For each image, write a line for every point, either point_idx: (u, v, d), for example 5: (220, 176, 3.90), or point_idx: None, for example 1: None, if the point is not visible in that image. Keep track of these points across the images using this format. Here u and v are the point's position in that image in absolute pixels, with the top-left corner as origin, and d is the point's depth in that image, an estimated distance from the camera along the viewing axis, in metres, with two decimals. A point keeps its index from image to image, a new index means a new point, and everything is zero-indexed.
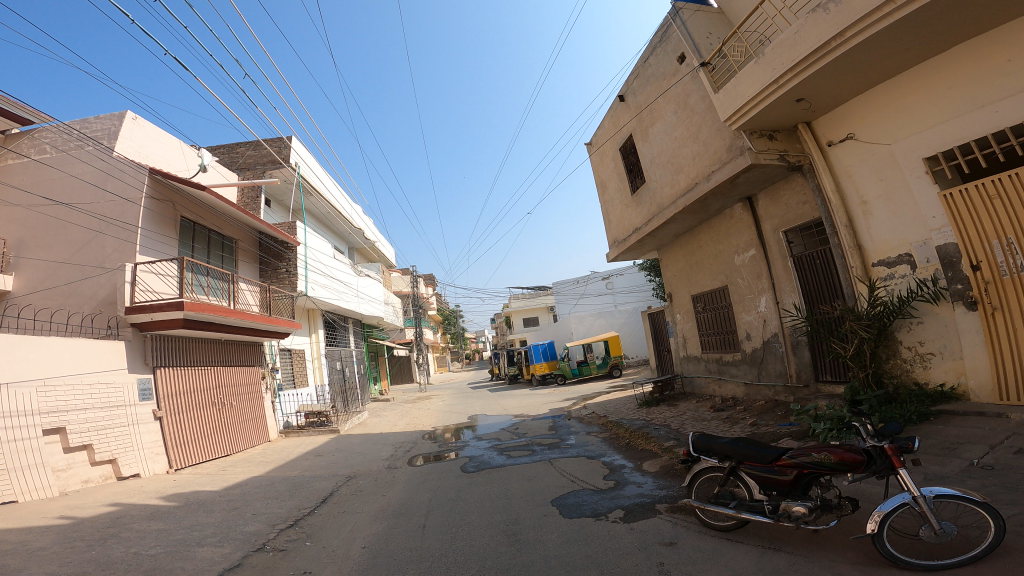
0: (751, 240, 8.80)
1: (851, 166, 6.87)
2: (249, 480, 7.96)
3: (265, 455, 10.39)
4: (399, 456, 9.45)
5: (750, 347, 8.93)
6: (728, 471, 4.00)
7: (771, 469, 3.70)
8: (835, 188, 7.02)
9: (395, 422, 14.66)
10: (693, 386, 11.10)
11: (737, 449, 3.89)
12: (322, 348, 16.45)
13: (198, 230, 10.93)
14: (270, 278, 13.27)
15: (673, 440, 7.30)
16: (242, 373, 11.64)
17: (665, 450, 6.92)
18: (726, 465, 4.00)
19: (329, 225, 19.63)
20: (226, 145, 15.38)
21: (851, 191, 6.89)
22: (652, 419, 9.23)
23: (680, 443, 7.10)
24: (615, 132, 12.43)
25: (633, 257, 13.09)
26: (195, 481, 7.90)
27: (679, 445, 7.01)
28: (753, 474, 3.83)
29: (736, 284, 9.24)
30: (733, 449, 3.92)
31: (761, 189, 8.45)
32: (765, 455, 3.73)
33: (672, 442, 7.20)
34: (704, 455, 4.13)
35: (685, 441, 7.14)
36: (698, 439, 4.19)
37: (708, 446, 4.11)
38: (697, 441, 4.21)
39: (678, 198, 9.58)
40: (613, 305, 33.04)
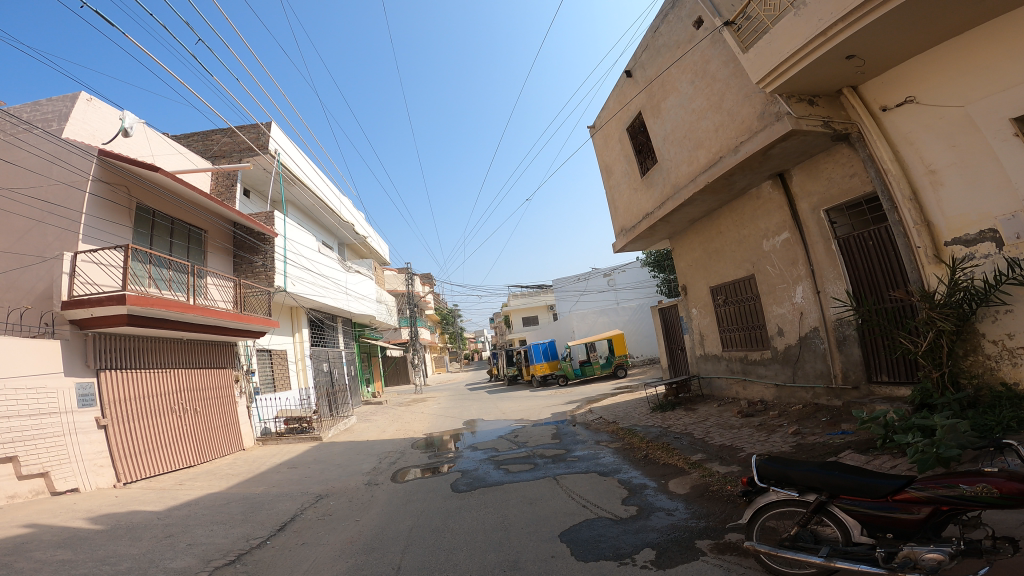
0: (782, 222, 7.70)
1: (911, 131, 5.77)
2: (202, 498, 6.85)
3: (234, 467, 9.26)
4: (382, 470, 8.32)
5: (783, 344, 7.84)
6: (813, 508, 2.93)
7: (887, 505, 2.69)
8: (894, 158, 5.93)
9: (384, 428, 13.50)
10: (711, 388, 9.99)
11: (830, 480, 2.84)
12: (307, 348, 15.23)
13: (159, 220, 9.84)
14: (244, 272, 12.11)
15: (702, 453, 6.18)
16: (209, 377, 10.48)
17: (694, 466, 5.81)
18: (812, 501, 2.93)
19: (316, 218, 18.53)
20: (201, 132, 14.29)
21: (913, 160, 5.79)
22: (670, 426, 8.12)
23: (710, 457, 5.97)
24: (620, 111, 11.32)
25: (642, 247, 11.99)
26: (139, 500, 6.78)
27: (710, 459, 5.89)
28: (856, 511, 2.81)
29: (765, 272, 8.14)
30: (822, 479, 2.89)
31: (796, 164, 7.35)
32: (879, 488, 2.70)
33: (702, 455, 6.08)
34: (780, 487, 3.06)
35: (717, 454, 6.02)
36: (763, 465, 3.14)
37: (784, 475, 3.04)
38: (767, 467, 3.13)
39: (697, 177, 8.49)
40: (615, 303, 31.89)
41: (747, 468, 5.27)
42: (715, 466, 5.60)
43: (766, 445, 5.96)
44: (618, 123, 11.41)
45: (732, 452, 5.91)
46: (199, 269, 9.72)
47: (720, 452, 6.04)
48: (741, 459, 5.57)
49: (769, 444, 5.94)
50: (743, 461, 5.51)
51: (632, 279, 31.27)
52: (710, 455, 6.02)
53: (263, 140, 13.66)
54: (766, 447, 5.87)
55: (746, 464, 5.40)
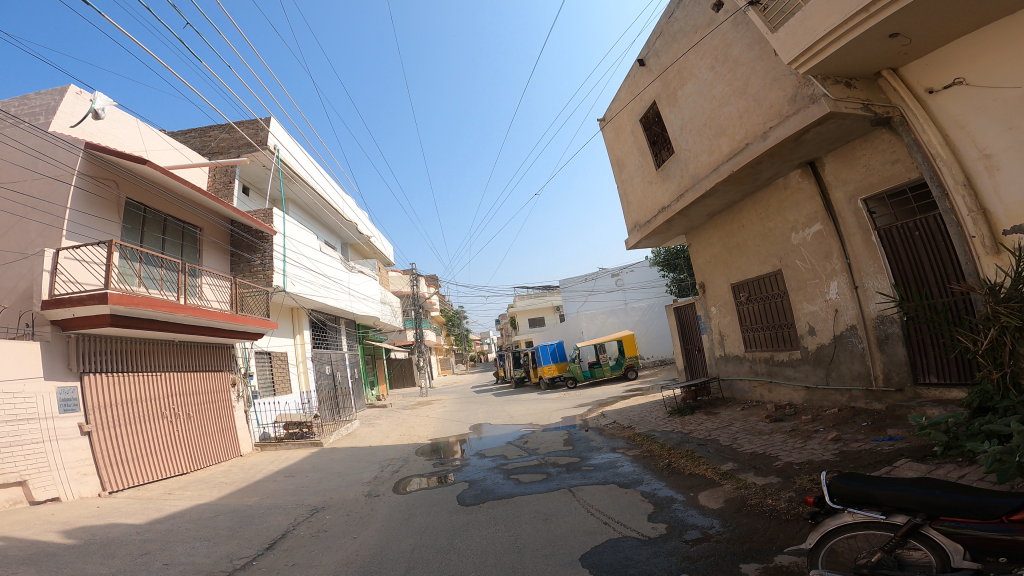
0: (813, 214, 7.16)
1: (962, 114, 5.24)
2: (188, 510, 6.38)
3: (229, 475, 8.80)
4: (384, 479, 7.81)
5: (814, 343, 7.29)
6: (904, 532, 2.48)
7: (1003, 528, 2.24)
8: (943, 142, 5.38)
9: (387, 433, 13.01)
10: (733, 391, 9.43)
11: (927, 499, 2.41)
12: (308, 350, 14.77)
13: (151, 216, 9.42)
14: (241, 271, 11.68)
15: (732, 463, 5.62)
16: (204, 381, 10.01)
17: (725, 477, 5.26)
18: (902, 524, 2.48)
19: (318, 217, 18.13)
20: (199, 129, 13.88)
21: (965, 145, 5.26)
22: (692, 431, 7.58)
23: (742, 467, 5.42)
24: (633, 102, 10.80)
25: (656, 243, 11.46)
26: (121, 511, 6.33)
27: (743, 469, 5.34)
28: (959, 534, 2.35)
29: (794, 267, 7.59)
30: (915, 499, 2.45)
31: (829, 150, 6.81)
32: (991, 507, 2.26)
33: (733, 465, 5.53)
34: (860, 508, 2.61)
35: (750, 463, 5.46)
36: (835, 481, 2.71)
37: (865, 495, 2.59)
38: (842, 486, 2.68)
39: (719, 166, 7.95)
40: (623, 304, 31.29)
41: (788, 480, 4.73)
42: (750, 477, 5.06)
43: (805, 453, 5.41)
44: (631, 114, 10.88)
45: (767, 462, 5.36)
46: (192, 267, 9.27)
47: (754, 462, 5.48)
48: (779, 470, 5.02)
49: (808, 452, 5.39)
50: (782, 472, 4.96)
51: (641, 279, 30.67)
52: (743, 465, 5.47)
53: (262, 136, 13.24)
54: (805, 455, 5.32)
55: (787, 475, 4.85)
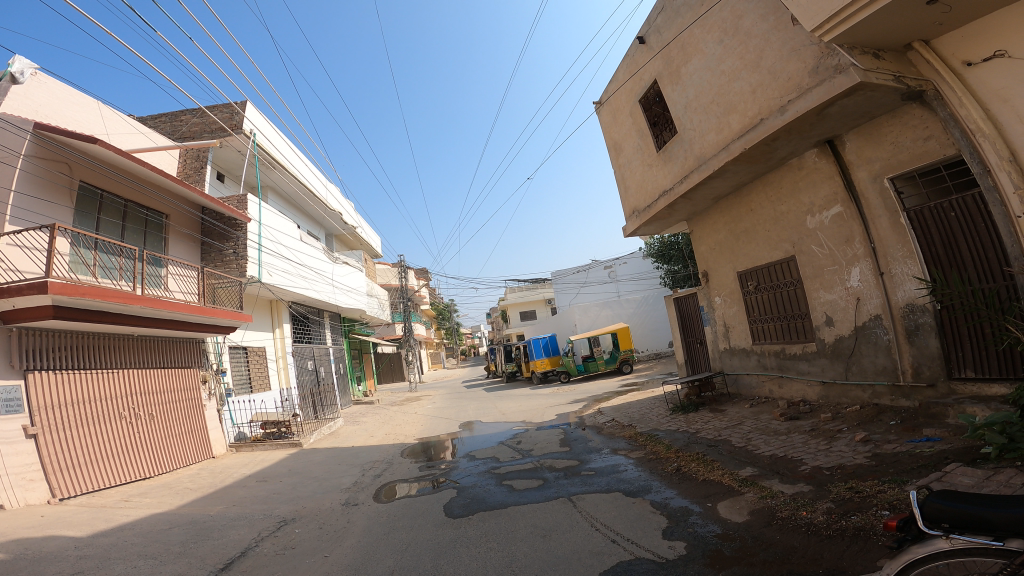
0: (832, 195, 6.62)
1: (1005, 87, 4.66)
2: (138, 522, 5.67)
3: (196, 479, 8.08)
4: (364, 486, 7.15)
5: (832, 335, 6.77)
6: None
7: None
8: (984, 117, 4.81)
9: (372, 431, 12.33)
10: (739, 386, 8.90)
11: None
12: (289, 345, 13.99)
13: (108, 201, 8.63)
14: (212, 261, 10.87)
15: (750, 467, 5.06)
16: (169, 379, 9.24)
17: (745, 484, 4.70)
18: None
19: (300, 207, 17.29)
20: (169, 112, 13.00)
21: (1010, 120, 4.68)
22: (699, 431, 7.02)
23: (763, 472, 4.85)
24: (630, 81, 10.11)
25: (655, 231, 10.85)
26: (64, 520, 5.64)
27: (765, 475, 4.78)
28: None
29: (809, 253, 7.05)
30: None
31: (852, 127, 6.25)
32: None
33: (752, 470, 4.96)
34: (968, 533, 2.00)
35: (772, 468, 4.90)
36: (930, 502, 2.10)
37: (974, 518, 1.98)
38: (939, 507, 2.08)
39: (729, 145, 7.36)
40: (617, 296, 30.81)
41: (822, 489, 4.19)
42: (775, 485, 4.50)
43: (833, 456, 4.89)
44: (629, 94, 10.22)
45: (792, 467, 4.80)
46: (153, 255, 8.50)
47: (775, 467, 4.92)
48: (808, 477, 4.47)
49: (837, 455, 4.87)
50: (812, 479, 4.42)
51: (635, 270, 30.21)
52: (763, 470, 4.91)
53: (236, 119, 12.40)
54: (835, 458, 4.79)
55: (818, 482, 4.32)
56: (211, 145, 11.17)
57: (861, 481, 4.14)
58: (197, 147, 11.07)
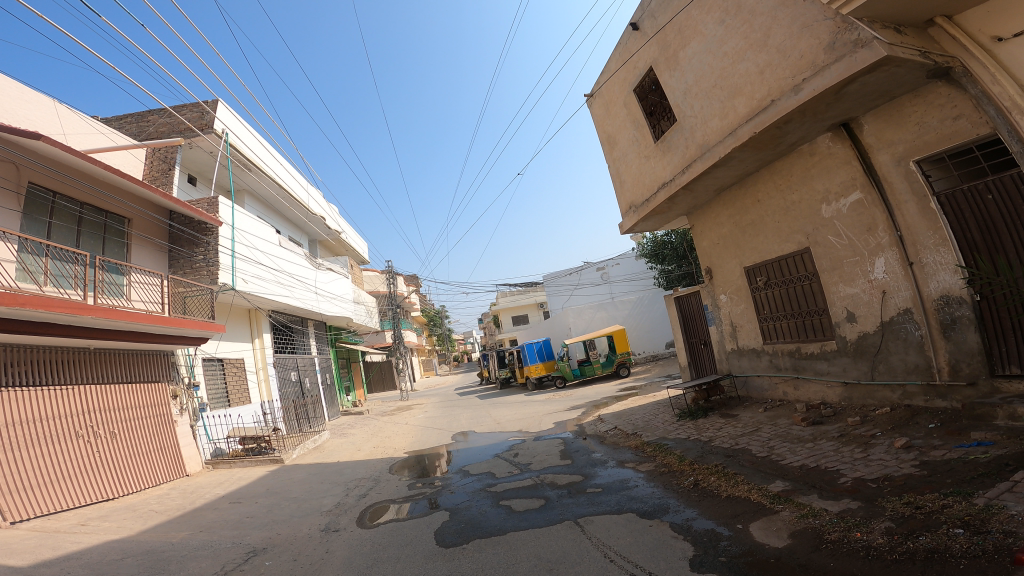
0: (850, 181, 6.18)
1: None
2: (90, 551, 4.99)
3: (165, 500, 7.33)
4: (347, 507, 6.46)
5: (854, 332, 6.37)
6: None
7: None
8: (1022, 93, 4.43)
9: (360, 444, 11.64)
10: (748, 388, 8.39)
11: None
12: (270, 356, 13.25)
13: (61, 204, 7.93)
14: (182, 268, 10.14)
15: (781, 481, 4.62)
16: (136, 395, 8.50)
17: (778, 501, 4.25)
18: None
19: (280, 211, 16.60)
20: (136, 113, 12.25)
21: None
22: (712, 439, 6.49)
23: (798, 487, 4.43)
24: (622, 70, 9.58)
25: (653, 226, 10.35)
26: (9, 549, 4.96)
27: (800, 491, 4.36)
28: None
29: (826, 244, 6.60)
30: None
31: (870, 108, 5.82)
32: None
33: (784, 484, 4.53)
34: None
35: (806, 482, 4.50)
36: None
37: None
38: None
39: (735, 130, 6.87)
40: (610, 298, 30.38)
41: (873, 505, 3.81)
42: (815, 502, 4.10)
43: (875, 465, 4.52)
44: (622, 85, 9.69)
45: (829, 480, 4.44)
46: (110, 261, 7.78)
47: (810, 480, 4.53)
48: (852, 491, 4.11)
49: (879, 464, 4.51)
50: (858, 493, 4.06)
51: (628, 272, 29.90)
52: (797, 485, 4.49)
53: (207, 119, 11.70)
54: (877, 469, 4.43)
55: (866, 497, 3.95)
56: (175, 144, 10.51)
57: (918, 495, 3.75)
58: (158, 146, 10.33)
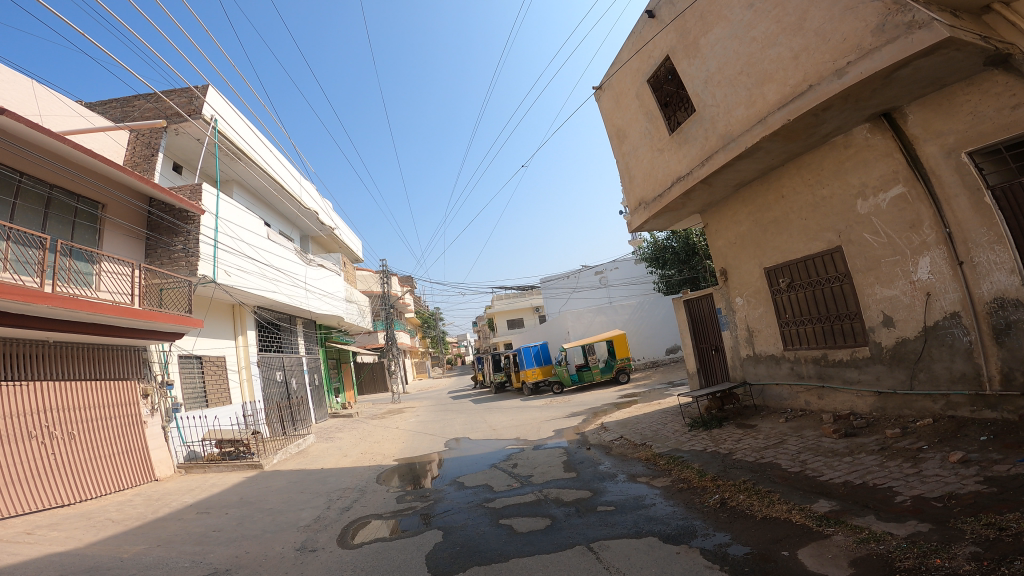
0: (890, 175, 5.68)
1: None
2: (28, 565, 4.34)
3: (124, 509, 6.65)
4: (328, 523, 5.82)
5: (891, 338, 5.86)
6: None
7: None
8: None
9: (346, 450, 10.97)
10: (765, 397, 7.85)
11: None
12: (253, 355, 12.56)
13: (28, 185, 7.28)
14: (160, 258, 9.49)
15: (826, 501, 4.05)
16: (104, 393, 7.82)
17: (827, 523, 3.70)
18: None
19: (270, 204, 15.90)
20: (119, 96, 11.57)
21: None
22: (734, 451, 5.92)
23: (848, 508, 3.87)
24: (635, 61, 9.02)
25: (664, 224, 9.82)
26: None
27: (852, 511, 3.81)
28: None
29: (861, 243, 6.09)
30: None
31: (916, 98, 5.34)
32: None
33: (831, 504, 3.96)
34: None
35: (856, 501, 3.95)
36: None
37: None
38: None
39: (764, 118, 6.35)
40: (608, 302, 29.88)
41: (947, 528, 3.27)
42: (875, 524, 3.55)
43: (932, 482, 3.97)
44: (634, 75, 9.11)
45: (884, 499, 3.88)
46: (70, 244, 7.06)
47: (860, 499, 3.98)
48: (916, 511, 3.57)
49: (938, 481, 3.95)
50: (924, 514, 3.51)
51: (626, 275, 29.48)
52: (847, 505, 3.93)
53: (195, 104, 11.05)
54: (938, 486, 3.87)
55: (936, 518, 3.41)
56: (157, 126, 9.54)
57: (999, 515, 3.21)
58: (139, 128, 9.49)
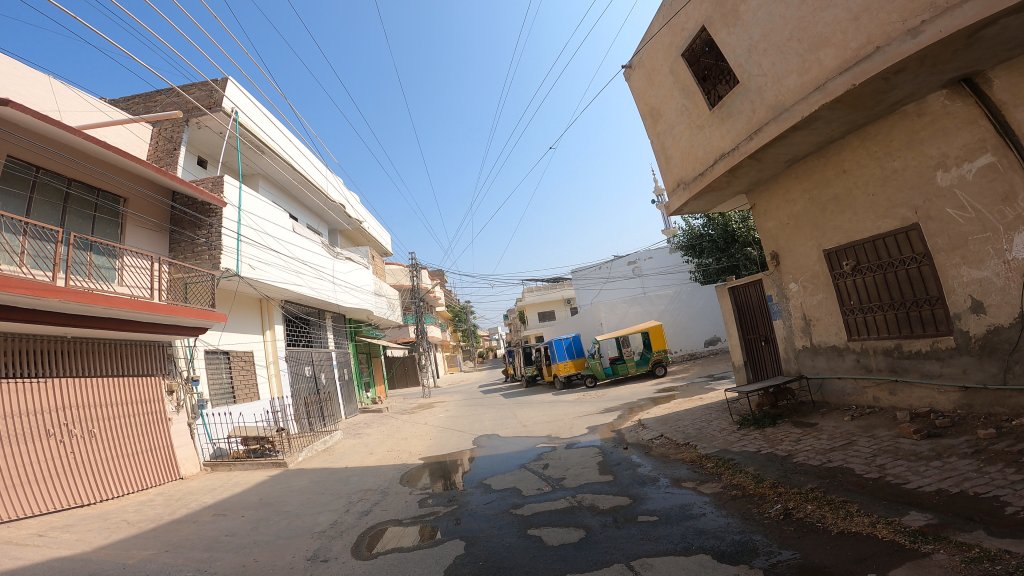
0: (977, 144, 4.91)
1: None
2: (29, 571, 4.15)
3: (143, 509, 6.50)
4: (344, 529, 5.47)
5: (982, 326, 5.02)
6: None
7: None
8: None
9: (373, 447, 10.70)
10: (826, 392, 7.07)
11: None
12: (281, 350, 12.47)
13: (47, 182, 7.22)
14: (183, 253, 9.38)
15: (918, 513, 3.35)
16: (128, 389, 7.76)
17: (924, 539, 3.02)
18: None
19: (296, 197, 15.82)
20: (143, 93, 11.57)
21: None
22: (795, 453, 5.23)
23: (948, 521, 3.17)
24: (666, 33, 8.21)
25: (705, 205, 9.05)
26: None
27: (954, 526, 3.10)
28: None
29: (943, 218, 5.27)
30: None
31: (1004, 60, 4.61)
32: None
33: (925, 517, 3.26)
34: None
35: (958, 513, 3.23)
36: None
37: None
38: None
39: (822, 85, 5.56)
40: (643, 292, 28.88)
41: None
42: (985, 540, 2.86)
43: None
44: (667, 50, 8.30)
45: (992, 511, 3.16)
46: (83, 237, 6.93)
47: (961, 510, 3.26)
48: None
49: None
50: None
51: (661, 264, 28.42)
52: (945, 517, 3.22)
53: (215, 97, 10.90)
54: None
55: None
56: (172, 117, 9.06)
57: None
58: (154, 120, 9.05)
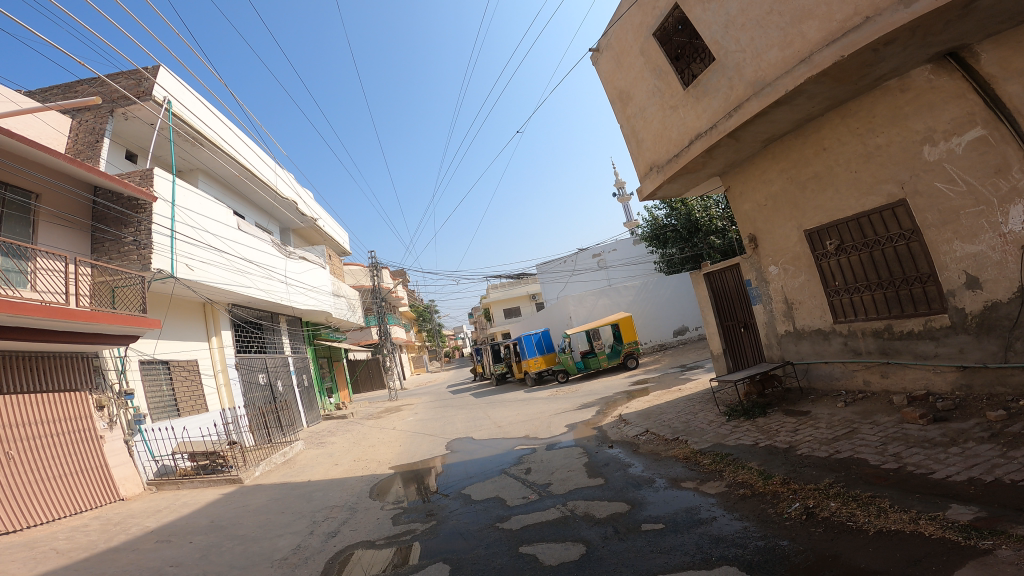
0: (968, 117, 4.72)
1: None
2: None
3: (74, 536, 5.60)
4: (309, 555, 4.78)
5: (978, 303, 4.87)
6: None
7: None
8: None
9: (339, 457, 9.93)
10: (812, 377, 6.89)
11: None
12: (229, 357, 11.45)
13: None
14: (107, 253, 8.32)
15: (962, 506, 3.05)
16: (49, 408, 6.73)
17: (981, 534, 2.70)
18: None
19: (242, 194, 14.68)
20: (63, 83, 10.27)
21: None
22: (796, 445, 4.93)
23: (998, 513, 2.88)
24: (636, 11, 7.82)
25: (679, 190, 8.77)
26: None
27: (1005, 518, 2.81)
28: None
29: (933, 194, 5.08)
30: None
31: (995, 30, 4.41)
32: None
33: (972, 510, 2.97)
34: None
35: (1003, 504, 2.96)
36: None
37: None
38: None
39: (807, 57, 5.27)
40: (608, 284, 28.90)
41: None
42: None
43: None
44: (637, 30, 7.91)
45: None
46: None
47: (1006, 501, 2.99)
48: None
49: None
50: None
51: (626, 256, 28.58)
52: (992, 510, 2.93)
53: (144, 86, 9.76)
54: None
55: None
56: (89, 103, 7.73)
57: None
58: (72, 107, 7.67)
